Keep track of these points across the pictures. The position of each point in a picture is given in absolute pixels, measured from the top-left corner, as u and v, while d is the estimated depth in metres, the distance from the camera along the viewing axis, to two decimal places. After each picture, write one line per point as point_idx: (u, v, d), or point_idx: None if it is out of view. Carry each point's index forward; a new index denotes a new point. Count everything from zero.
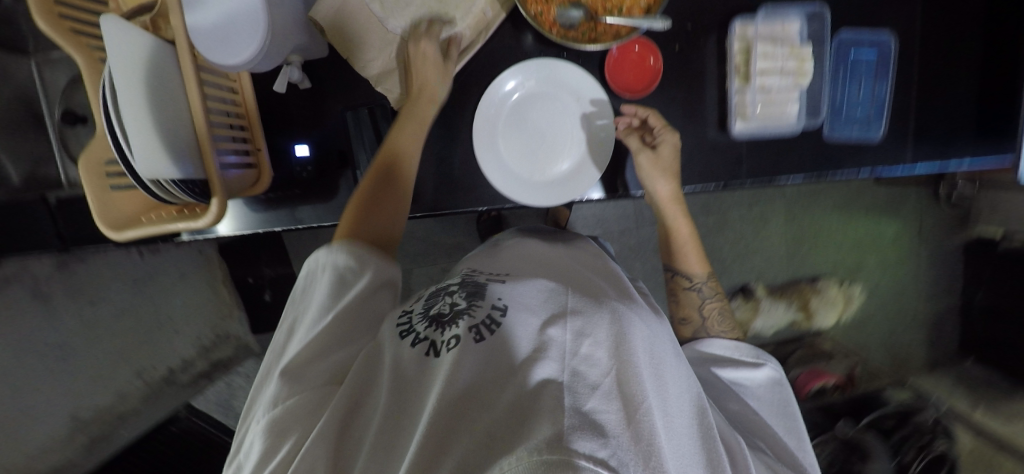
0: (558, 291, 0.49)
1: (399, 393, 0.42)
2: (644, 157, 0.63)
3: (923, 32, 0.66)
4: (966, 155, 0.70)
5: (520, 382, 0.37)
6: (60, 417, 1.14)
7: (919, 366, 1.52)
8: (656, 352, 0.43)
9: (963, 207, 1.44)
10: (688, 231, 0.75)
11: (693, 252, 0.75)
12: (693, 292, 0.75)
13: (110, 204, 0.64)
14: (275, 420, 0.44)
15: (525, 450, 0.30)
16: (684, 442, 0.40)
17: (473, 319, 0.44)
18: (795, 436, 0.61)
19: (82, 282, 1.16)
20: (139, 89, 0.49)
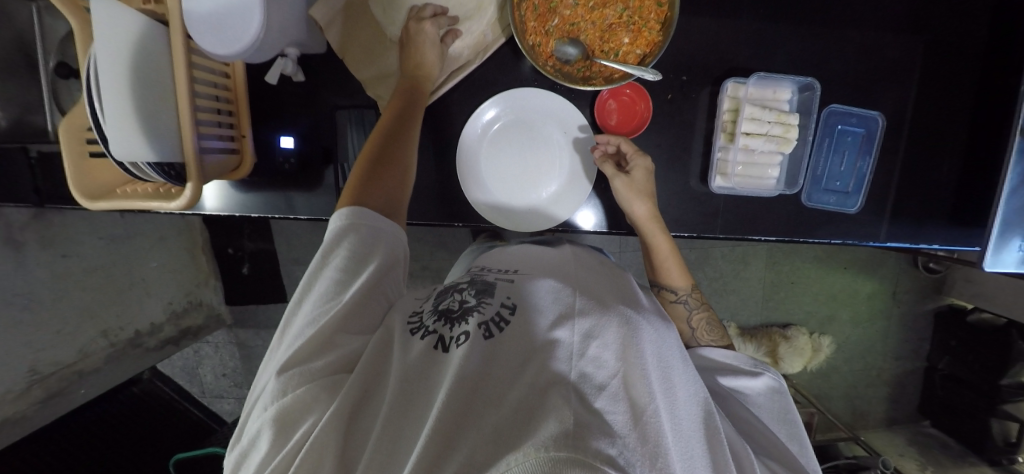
0: (571, 292, 0.48)
1: (407, 380, 0.41)
2: (617, 182, 0.62)
3: (912, 114, 0.69)
4: (938, 239, 0.72)
5: (530, 378, 0.38)
6: (20, 372, 1.01)
7: (877, 422, 1.55)
8: (664, 355, 0.44)
9: (938, 274, 1.47)
10: (670, 248, 0.66)
11: (676, 267, 0.68)
12: (677, 304, 0.69)
13: (86, 170, 0.63)
14: (283, 407, 0.42)
15: (532, 446, 0.31)
16: (694, 442, 0.40)
17: (483, 317, 0.45)
18: (797, 442, 0.56)
19: (55, 231, 1.08)
20: (123, 65, 0.48)
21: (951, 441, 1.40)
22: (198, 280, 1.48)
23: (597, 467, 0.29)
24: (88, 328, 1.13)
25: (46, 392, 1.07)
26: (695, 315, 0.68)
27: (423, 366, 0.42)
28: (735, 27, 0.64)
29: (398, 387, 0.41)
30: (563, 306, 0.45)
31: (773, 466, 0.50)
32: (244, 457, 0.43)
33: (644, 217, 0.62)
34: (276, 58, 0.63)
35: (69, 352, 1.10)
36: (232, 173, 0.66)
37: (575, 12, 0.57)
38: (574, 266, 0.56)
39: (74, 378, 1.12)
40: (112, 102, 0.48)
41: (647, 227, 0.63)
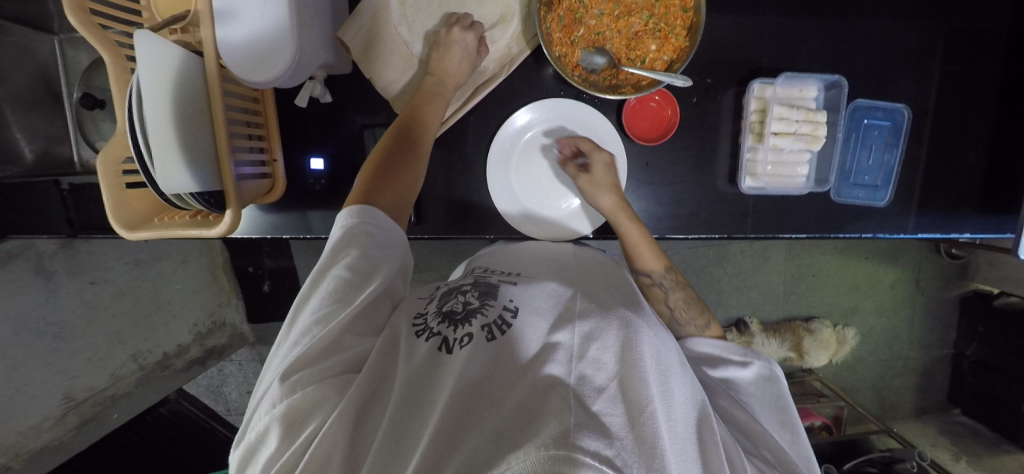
0: (570, 299, 0.49)
1: (412, 382, 0.42)
2: (580, 181, 0.63)
3: (936, 104, 0.68)
4: (967, 229, 0.71)
5: (531, 378, 0.38)
6: (55, 399, 1.03)
7: (906, 412, 1.53)
8: (664, 358, 0.43)
9: (961, 260, 1.46)
10: (639, 228, 0.64)
11: (647, 247, 0.63)
12: (654, 287, 0.65)
13: (125, 202, 0.63)
14: (289, 406, 0.42)
15: (532, 446, 0.31)
16: (688, 441, 0.39)
17: (485, 319, 0.46)
18: (792, 431, 0.53)
19: (83, 260, 1.10)
20: (167, 93, 0.48)
21: (984, 429, 1.38)
22: (221, 300, 1.50)
23: (573, 457, 0.29)
24: (119, 352, 1.15)
25: (81, 418, 1.09)
26: (671, 296, 0.64)
27: (426, 369, 0.43)
28: (756, 28, 0.64)
29: (403, 391, 0.41)
30: (564, 313, 0.46)
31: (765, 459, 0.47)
32: (250, 455, 0.43)
33: (611, 209, 0.62)
34: (306, 82, 0.64)
35: (100, 377, 1.12)
36: (266, 196, 0.67)
37: (600, 21, 0.58)
38: (573, 270, 0.57)
39: (107, 403, 1.14)
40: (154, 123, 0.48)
41: (613, 216, 0.63)
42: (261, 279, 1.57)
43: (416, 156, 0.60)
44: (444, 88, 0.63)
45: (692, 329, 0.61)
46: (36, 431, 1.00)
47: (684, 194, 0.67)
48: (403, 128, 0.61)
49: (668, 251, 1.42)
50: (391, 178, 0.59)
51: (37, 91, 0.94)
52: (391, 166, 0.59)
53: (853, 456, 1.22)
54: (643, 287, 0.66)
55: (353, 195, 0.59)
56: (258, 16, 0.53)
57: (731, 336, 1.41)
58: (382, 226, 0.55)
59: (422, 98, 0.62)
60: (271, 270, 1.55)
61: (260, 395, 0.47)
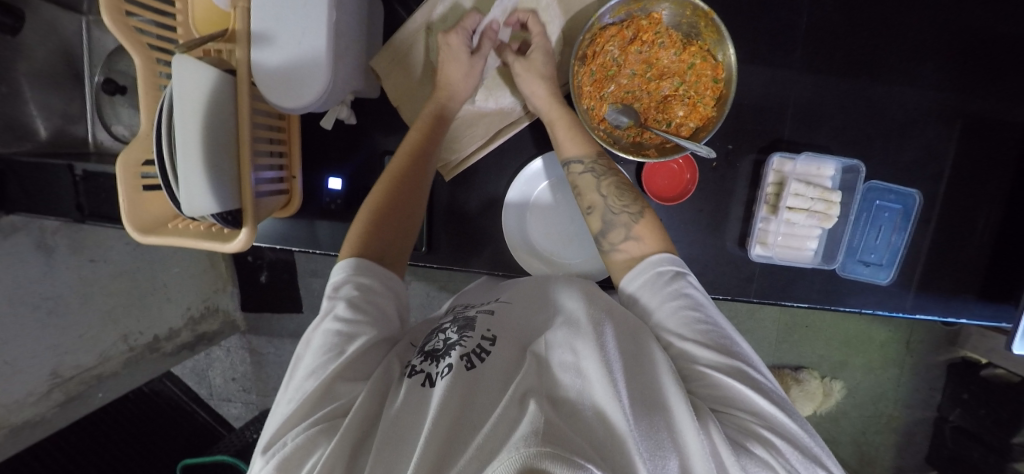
0: (542, 316, 0.52)
1: (401, 414, 0.43)
2: (516, 65, 0.62)
3: (948, 189, 0.69)
4: (965, 312, 0.72)
5: (511, 395, 0.40)
6: (41, 375, 1.02)
7: (883, 468, 1.54)
8: (625, 346, 0.46)
9: (953, 328, 1.47)
10: (565, 117, 0.61)
11: (571, 134, 0.61)
12: (586, 175, 0.60)
13: (140, 205, 0.65)
14: (286, 458, 0.42)
15: (504, 456, 0.32)
16: (652, 414, 0.40)
17: (464, 349, 0.47)
18: (747, 357, 0.49)
19: (85, 238, 1.09)
20: (199, 114, 0.50)
21: None
22: (216, 286, 1.50)
23: (569, 460, 0.31)
24: (110, 332, 1.15)
25: (66, 396, 1.08)
26: (603, 183, 0.60)
27: (410, 402, 0.44)
28: (775, 103, 0.67)
29: (390, 420, 0.43)
30: (536, 330, 0.50)
31: (738, 413, 0.44)
32: None
33: (543, 99, 0.61)
34: (335, 105, 0.65)
35: (88, 356, 1.11)
36: (282, 210, 0.68)
37: (631, 81, 0.60)
38: (551, 278, 0.59)
39: (92, 382, 1.14)
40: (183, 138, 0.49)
41: (546, 106, 0.61)
42: (259, 269, 1.54)
43: (415, 200, 0.63)
44: (439, 127, 0.64)
45: (625, 218, 0.57)
46: (20, 406, 0.99)
47: (692, 253, 0.67)
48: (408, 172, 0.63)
49: None
50: (397, 223, 0.62)
51: (59, 71, 0.94)
52: (392, 210, 0.62)
53: None
54: (573, 180, 0.61)
55: (347, 247, 0.61)
56: (296, 44, 0.54)
57: None
58: (382, 276, 0.58)
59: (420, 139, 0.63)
60: (270, 261, 1.53)
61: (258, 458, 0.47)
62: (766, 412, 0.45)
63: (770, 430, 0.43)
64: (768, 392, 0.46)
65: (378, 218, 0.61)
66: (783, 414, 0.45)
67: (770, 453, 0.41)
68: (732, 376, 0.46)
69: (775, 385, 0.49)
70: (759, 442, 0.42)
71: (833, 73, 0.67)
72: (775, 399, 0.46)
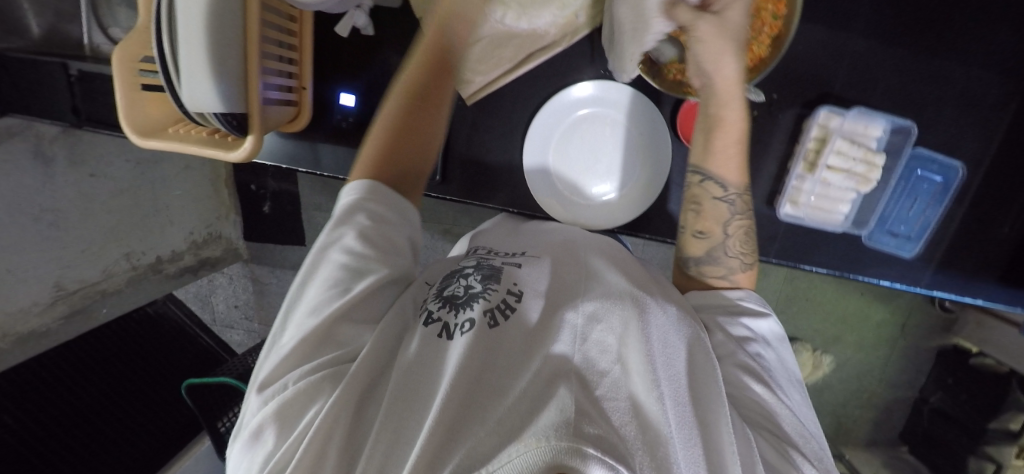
0: (575, 287, 0.51)
1: (412, 367, 0.44)
2: (701, 26, 0.52)
3: (992, 164, 0.65)
4: (980, 295, 0.70)
5: (536, 367, 0.40)
6: (46, 284, 1.01)
7: (857, 439, 1.61)
8: (668, 339, 0.46)
9: (951, 314, 1.47)
10: (740, 129, 0.57)
11: (732, 153, 0.57)
12: (721, 203, 0.59)
13: (139, 105, 0.64)
14: (284, 401, 0.43)
15: (533, 438, 0.31)
16: (692, 421, 0.41)
17: (488, 304, 0.48)
18: (799, 392, 0.52)
19: (85, 149, 1.07)
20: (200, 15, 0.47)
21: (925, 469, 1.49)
22: (219, 213, 1.48)
23: (583, 452, 0.30)
24: (113, 250, 1.14)
25: (71, 308, 1.08)
26: (733, 221, 0.59)
27: (427, 353, 0.44)
28: (831, 56, 0.62)
29: (402, 376, 0.43)
30: (562, 299, 0.50)
31: (780, 436, 0.45)
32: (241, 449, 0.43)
33: (730, 82, 0.54)
34: (350, 11, 0.63)
35: (93, 271, 1.10)
36: (288, 124, 0.66)
37: None
38: (585, 250, 0.59)
39: (97, 297, 1.14)
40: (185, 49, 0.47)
41: (726, 101, 0.55)
42: (263, 199, 1.51)
43: (430, 120, 0.59)
44: (447, 31, 0.57)
45: (736, 263, 0.59)
46: (25, 314, 0.99)
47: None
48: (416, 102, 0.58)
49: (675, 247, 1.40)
50: (410, 144, 0.58)
51: None
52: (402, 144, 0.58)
53: None
54: (697, 189, 0.60)
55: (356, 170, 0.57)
56: None
57: None
58: (397, 206, 0.56)
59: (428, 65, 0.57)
60: (273, 192, 1.49)
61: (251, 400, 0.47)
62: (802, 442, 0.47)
63: (807, 460, 0.45)
64: (811, 431, 0.48)
65: (388, 138, 0.57)
66: (818, 451, 0.47)
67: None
68: (773, 401, 0.48)
69: (819, 431, 0.51)
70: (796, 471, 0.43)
71: (899, 27, 0.61)
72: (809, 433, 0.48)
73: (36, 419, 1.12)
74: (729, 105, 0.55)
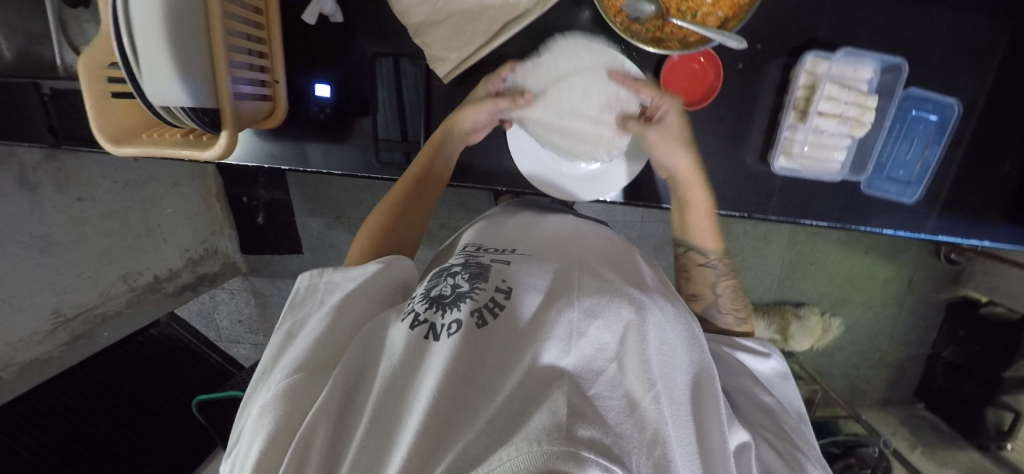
0: (570, 281, 0.51)
1: (400, 366, 0.44)
2: (649, 134, 0.62)
3: (988, 100, 0.64)
4: (987, 236, 0.69)
5: (527, 365, 0.40)
6: (43, 311, 0.99)
7: (873, 400, 1.60)
8: (666, 337, 0.47)
9: (958, 266, 1.45)
10: (706, 207, 0.65)
11: (707, 227, 0.66)
12: (706, 268, 0.69)
13: (109, 113, 0.64)
14: (267, 403, 0.46)
15: (524, 441, 0.32)
16: (688, 419, 0.43)
17: (475, 304, 0.48)
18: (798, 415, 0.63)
19: (72, 172, 1.03)
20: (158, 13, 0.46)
21: (942, 424, 1.48)
22: (213, 227, 1.46)
23: (579, 454, 0.30)
24: (109, 273, 1.12)
25: (71, 334, 1.06)
26: (721, 282, 0.69)
27: (411, 354, 0.44)
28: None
29: (387, 378, 0.43)
30: (558, 293, 0.49)
31: (783, 440, 0.54)
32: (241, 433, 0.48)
33: (685, 166, 0.63)
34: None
35: (89, 295, 1.08)
36: (266, 121, 0.65)
37: None
38: (573, 247, 0.60)
39: (97, 321, 1.12)
40: (147, 50, 0.47)
41: (684, 184, 0.64)
42: (256, 210, 1.47)
43: (425, 206, 0.72)
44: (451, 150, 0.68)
45: (732, 318, 0.68)
46: (26, 343, 0.98)
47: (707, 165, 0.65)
48: (411, 199, 0.70)
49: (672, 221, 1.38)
50: (406, 222, 0.72)
51: None
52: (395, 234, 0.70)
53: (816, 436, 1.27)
54: (685, 259, 0.70)
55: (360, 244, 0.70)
56: None
57: None
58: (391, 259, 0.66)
59: (422, 170, 0.68)
60: (266, 202, 1.45)
61: (254, 397, 0.51)
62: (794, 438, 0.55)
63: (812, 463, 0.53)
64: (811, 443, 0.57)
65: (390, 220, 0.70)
66: (817, 457, 0.55)
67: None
68: (778, 409, 0.58)
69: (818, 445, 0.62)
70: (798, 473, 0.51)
71: None
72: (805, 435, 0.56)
73: (48, 452, 1.10)
74: (691, 190, 0.63)
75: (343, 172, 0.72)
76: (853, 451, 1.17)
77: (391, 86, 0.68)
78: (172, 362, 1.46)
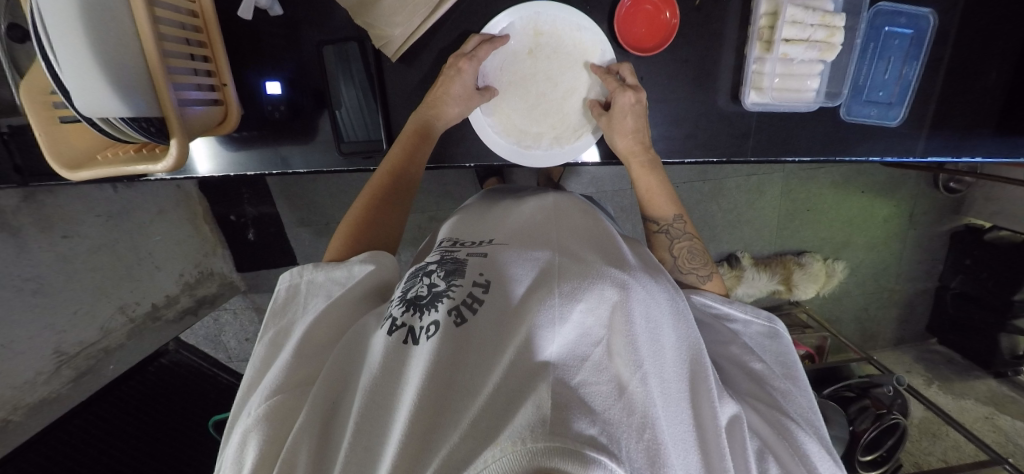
0: (552, 265, 0.48)
1: (381, 374, 0.43)
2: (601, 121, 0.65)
3: (964, 10, 0.62)
4: (980, 153, 0.66)
5: (509, 360, 0.38)
6: (43, 352, 0.92)
7: (886, 341, 1.58)
8: (653, 313, 0.45)
9: (958, 194, 1.42)
10: (654, 177, 0.65)
11: (661, 194, 0.66)
12: (661, 234, 0.68)
13: (61, 140, 0.62)
14: (246, 429, 0.45)
15: (508, 441, 0.31)
16: (679, 397, 0.43)
17: (452, 302, 0.46)
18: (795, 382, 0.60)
19: (50, 211, 0.98)
20: (80, 28, 0.44)
21: (958, 357, 1.47)
22: (206, 249, 1.42)
23: (581, 454, 0.29)
24: (105, 304, 1.05)
25: (77, 371, 1.00)
26: (677, 244, 0.67)
27: (393, 360, 0.43)
28: None
29: (368, 390, 0.42)
30: (540, 279, 0.47)
31: (768, 408, 0.54)
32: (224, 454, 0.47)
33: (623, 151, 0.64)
34: None
35: (90, 331, 1.02)
36: (218, 127, 0.64)
37: None
38: (552, 227, 0.58)
39: (101, 355, 1.05)
40: (74, 68, 0.45)
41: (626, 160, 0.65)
42: (245, 227, 1.47)
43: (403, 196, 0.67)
44: (418, 151, 0.66)
45: (693, 278, 0.64)
46: (31, 385, 0.91)
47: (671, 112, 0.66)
48: (387, 190, 0.65)
49: None
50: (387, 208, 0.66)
51: None
52: (374, 225, 0.65)
53: (835, 382, 1.25)
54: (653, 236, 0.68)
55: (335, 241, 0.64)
56: None
57: (722, 271, 1.41)
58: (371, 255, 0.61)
59: (398, 164, 0.65)
60: (254, 217, 1.46)
61: (237, 421, 0.50)
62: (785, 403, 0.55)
63: (804, 432, 0.52)
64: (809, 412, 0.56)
65: (369, 204, 0.65)
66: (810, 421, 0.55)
67: (792, 449, 0.51)
68: (771, 375, 0.57)
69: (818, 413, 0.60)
70: (789, 441, 0.51)
71: None
72: (796, 398, 0.56)
73: None
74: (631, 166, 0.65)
75: (328, 170, 0.71)
76: (867, 392, 1.15)
77: (365, 85, 0.66)
78: (185, 390, 1.39)
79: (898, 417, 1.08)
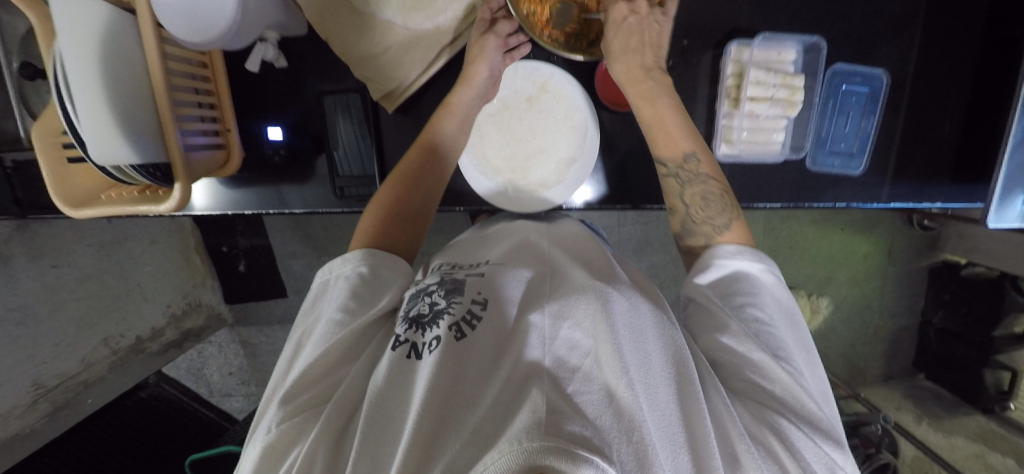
0: (541, 289, 0.52)
1: (386, 388, 0.43)
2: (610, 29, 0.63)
3: (914, 71, 0.68)
4: (940, 197, 0.71)
5: (504, 375, 0.40)
6: None
7: (875, 376, 1.59)
8: (637, 322, 0.46)
9: (933, 232, 1.48)
10: (667, 103, 0.62)
11: (668, 134, 0.62)
12: (671, 178, 0.63)
13: (67, 179, 0.64)
14: (267, 446, 0.43)
15: (505, 444, 0.32)
16: (665, 398, 0.41)
17: (453, 318, 0.47)
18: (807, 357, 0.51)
19: (45, 242, 1.00)
20: (99, 83, 0.48)
21: (946, 392, 1.46)
22: (196, 280, 1.40)
23: (573, 453, 0.30)
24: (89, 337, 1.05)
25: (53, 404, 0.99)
26: (687, 191, 0.62)
27: (395, 377, 0.44)
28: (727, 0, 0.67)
29: (375, 400, 0.42)
30: (532, 302, 0.49)
31: (752, 405, 0.47)
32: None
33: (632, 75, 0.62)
34: (257, 45, 0.65)
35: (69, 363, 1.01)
36: (220, 170, 0.67)
37: None
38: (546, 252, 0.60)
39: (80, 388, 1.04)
40: (90, 112, 0.48)
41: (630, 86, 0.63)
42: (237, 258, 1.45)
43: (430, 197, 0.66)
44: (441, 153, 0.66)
45: (706, 228, 0.60)
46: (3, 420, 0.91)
47: (678, 106, 0.63)
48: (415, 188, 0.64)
49: (650, 223, 1.39)
50: (412, 210, 0.64)
51: None
52: (400, 226, 0.62)
53: None
54: (666, 180, 0.64)
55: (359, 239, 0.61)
56: None
57: None
58: (396, 261, 0.58)
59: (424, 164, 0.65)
60: (246, 249, 1.44)
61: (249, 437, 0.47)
62: (792, 399, 0.46)
63: (800, 430, 0.45)
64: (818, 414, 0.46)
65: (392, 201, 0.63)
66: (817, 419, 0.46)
67: (782, 445, 0.44)
68: (773, 367, 0.47)
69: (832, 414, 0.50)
70: (783, 441, 0.44)
71: None
72: (803, 398, 0.46)
73: None
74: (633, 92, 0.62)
75: (324, 209, 0.74)
76: (856, 431, 1.16)
77: (361, 123, 0.70)
78: (167, 424, 1.31)
79: (887, 457, 1.07)
